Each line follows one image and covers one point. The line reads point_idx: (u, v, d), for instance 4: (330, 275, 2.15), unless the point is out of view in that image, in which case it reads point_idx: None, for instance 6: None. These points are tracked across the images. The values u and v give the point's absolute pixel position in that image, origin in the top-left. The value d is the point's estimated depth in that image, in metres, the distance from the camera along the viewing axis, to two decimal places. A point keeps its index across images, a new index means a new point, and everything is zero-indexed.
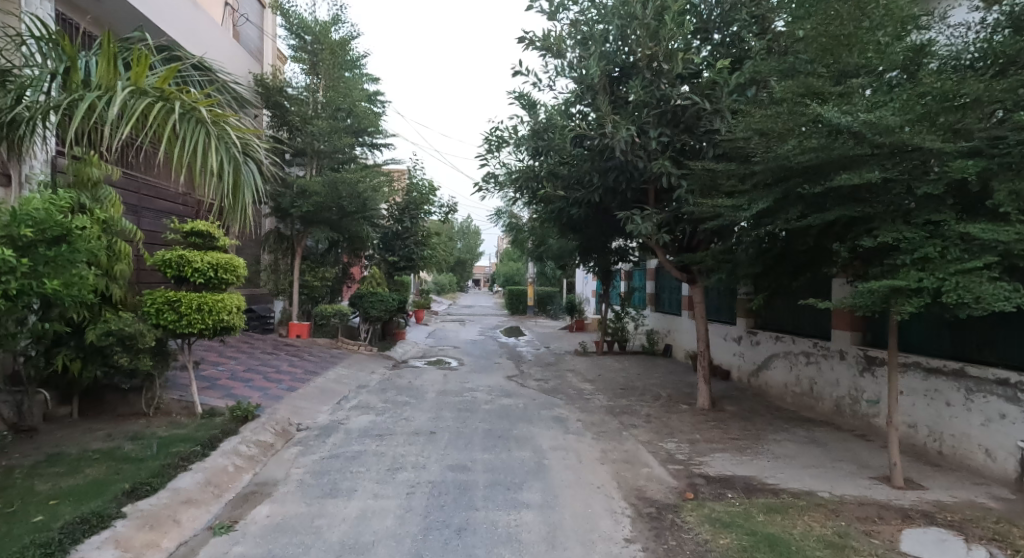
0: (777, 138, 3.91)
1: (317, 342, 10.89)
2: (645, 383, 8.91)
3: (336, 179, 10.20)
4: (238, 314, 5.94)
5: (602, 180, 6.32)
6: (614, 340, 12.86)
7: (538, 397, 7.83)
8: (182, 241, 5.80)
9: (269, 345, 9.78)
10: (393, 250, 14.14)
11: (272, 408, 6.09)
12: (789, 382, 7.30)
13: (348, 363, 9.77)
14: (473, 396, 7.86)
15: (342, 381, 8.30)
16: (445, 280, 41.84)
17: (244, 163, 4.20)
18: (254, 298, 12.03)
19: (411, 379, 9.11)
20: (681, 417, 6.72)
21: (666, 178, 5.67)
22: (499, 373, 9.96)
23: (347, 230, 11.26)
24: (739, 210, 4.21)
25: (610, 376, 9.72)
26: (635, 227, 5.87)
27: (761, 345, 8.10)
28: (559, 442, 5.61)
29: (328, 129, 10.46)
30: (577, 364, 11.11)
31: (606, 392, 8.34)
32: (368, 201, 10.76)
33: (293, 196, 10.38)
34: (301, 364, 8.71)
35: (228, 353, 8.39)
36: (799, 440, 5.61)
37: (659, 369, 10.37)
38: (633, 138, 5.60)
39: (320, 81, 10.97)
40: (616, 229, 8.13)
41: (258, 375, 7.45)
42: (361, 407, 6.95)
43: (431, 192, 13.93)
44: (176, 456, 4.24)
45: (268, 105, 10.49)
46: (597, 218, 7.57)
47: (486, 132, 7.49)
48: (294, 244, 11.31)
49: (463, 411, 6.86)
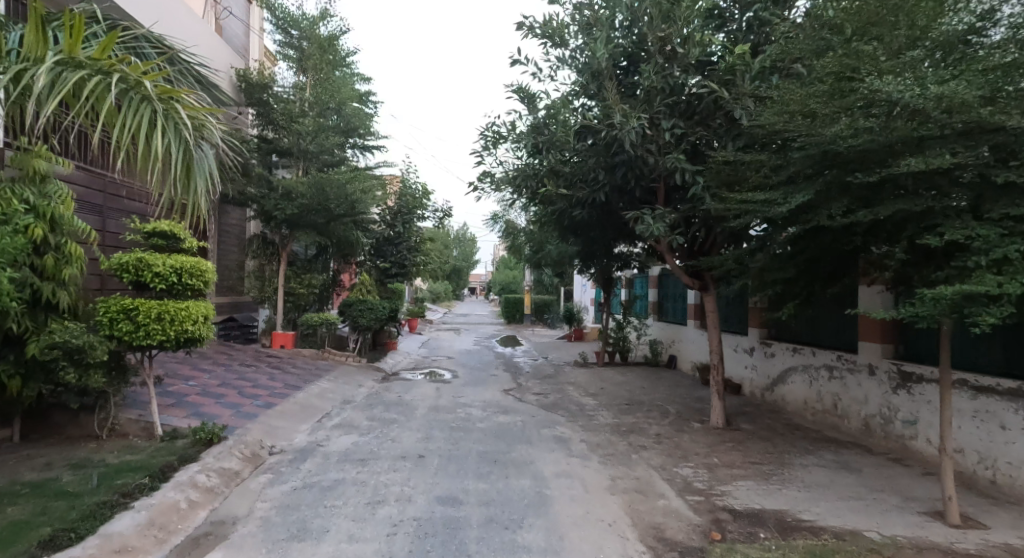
0: (820, 120, 3.38)
1: (302, 353, 10.27)
2: (651, 398, 8.34)
3: (321, 179, 9.64)
4: (206, 324, 5.35)
5: (609, 177, 5.80)
6: (615, 350, 12.31)
7: (537, 414, 7.23)
8: (144, 242, 5.22)
9: (248, 357, 9.14)
10: (385, 256, 13.55)
11: (243, 428, 5.48)
12: (809, 398, 6.76)
13: (334, 376, 9.15)
14: (467, 413, 7.25)
15: (326, 396, 7.69)
16: (439, 288, 40.89)
17: (198, 146, 3.58)
18: (236, 306, 11.38)
19: (400, 394, 8.50)
20: (694, 437, 6.14)
21: (680, 174, 5.18)
22: (495, 387, 9.36)
23: (335, 234, 10.69)
24: (773, 204, 3.64)
25: (614, 390, 9.13)
26: (646, 228, 5.33)
27: (777, 357, 7.58)
28: (563, 468, 5.02)
29: (314, 127, 9.93)
30: (578, 377, 10.52)
31: (611, 408, 7.76)
32: (357, 203, 10.20)
33: (278, 198, 9.81)
34: (282, 378, 8.10)
35: (203, 366, 7.76)
36: (828, 465, 5.05)
37: (665, 382, 9.81)
38: (644, 130, 5.12)
39: (308, 78, 10.45)
40: (620, 233, 7.62)
41: (233, 391, 6.83)
42: (344, 426, 6.34)
43: (425, 196, 13.38)
44: (117, 491, 3.62)
45: (251, 101, 9.94)
46: (602, 221, 7.04)
47: (481, 128, 6.97)
48: (279, 249, 10.71)
49: (456, 431, 6.26)
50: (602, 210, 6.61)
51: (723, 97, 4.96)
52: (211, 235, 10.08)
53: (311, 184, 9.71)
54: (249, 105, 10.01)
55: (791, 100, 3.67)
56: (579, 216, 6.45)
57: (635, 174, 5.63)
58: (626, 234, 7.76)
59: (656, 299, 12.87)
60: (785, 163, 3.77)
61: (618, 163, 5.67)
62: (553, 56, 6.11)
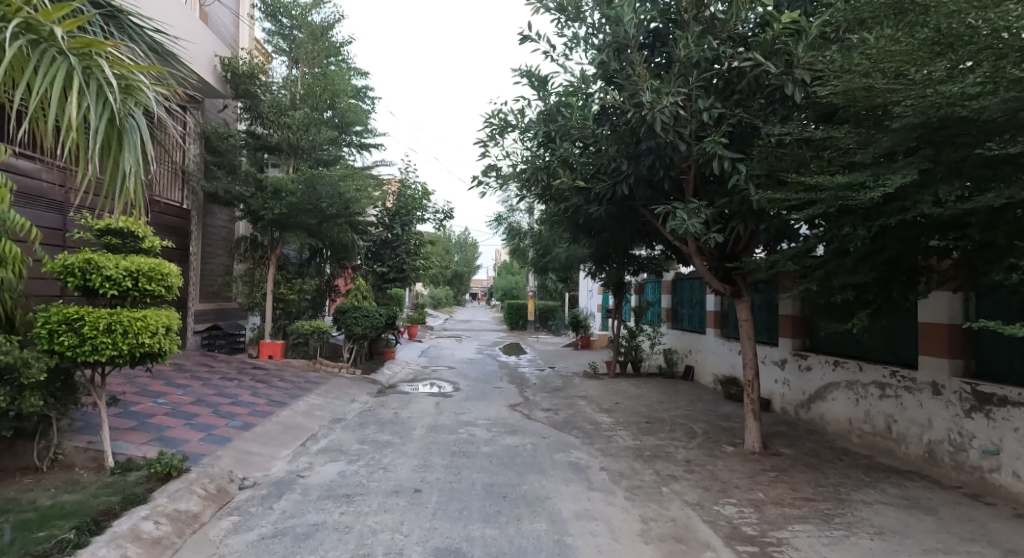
0: (932, 79, 2.66)
1: (291, 364, 9.52)
2: (672, 416, 7.57)
3: (312, 176, 8.94)
4: (169, 337, 4.60)
5: (633, 167, 5.07)
6: (627, 360, 11.57)
7: (548, 436, 6.46)
8: (96, 241, 4.48)
9: (231, 369, 8.37)
10: (382, 260, 12.83)
11: (212, 456, 4.73)
12: (856, 419, 6.00)
13: (325, 390, 8.39)
14: (470, 433, 6.49)
15: (313, 414, 6.93)
16: (441, 293, 40.07)
17: (132, 114, 2.80)
18: (223, 313, 10.63)
19: (397, 410, 7.74)
20: (731, 465, 5.37)
21: (719, 161, 4.46)
22: (500, 402, 8.59)
23: (328, 235, 9.98)
24: (859, 187, 2.92)
25: (629, 405, 8.37)
26: (679, 225, 4.60)
27: (814, 371, 6.83)
28: (584, 506, 4.25)
29: (306, 121, 9.24)
30: (589, 390, 9.74)
31: (629, 427, 7.00)
32: (352, 202, 9.48)
33: (265, 196, 9.10)
34: (265, 393, 7.35)
35: (178, 381, 7.00)
36: (898, 504, 4.27)
37: (685, 396, 9.04)
38: (678, 110, 4.40)
39: (300, 69, 9.80)
40: (639, 233, 6.90)
41: (207, 410, 6.07)
42: (331, 451, 5.58)
43: (425, 196, 12.68)
44: (28, 552, 2.84)
45: (237, 93, 9.24)
46: (620, 218, 6.32)
47: (487, 115, 6.25)
48: (268, 252, 9.99)
49: (458, 457, 5.51)
50: (623, 207, 5.88)
51: (769, 72, 4.25)
52: (194, 237, 9.34)
53: (302, 182, 9.02)
54: (236, 97, 9.34)
55: (872, 62, 2.95)
56: (598, 213, 5.72)
57: (665, 164, 4.91)
58: (645, 235, 7.04)
59: (670, 305, 12.14)
60: (873, 138, 3.05)
61: (643, 152, 4.95)
62: (567, 32, 5.42)
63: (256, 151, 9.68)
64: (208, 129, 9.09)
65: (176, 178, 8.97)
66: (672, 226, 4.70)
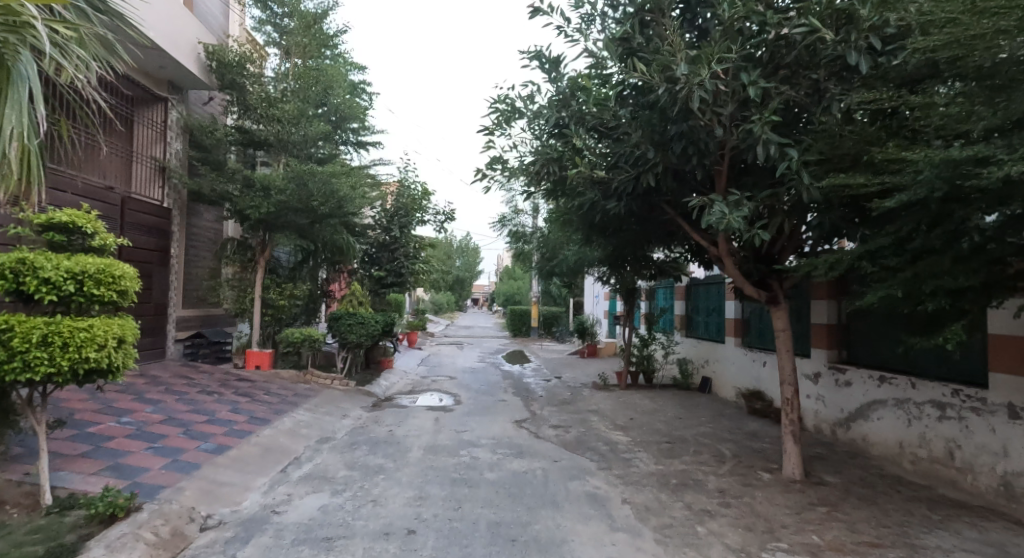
0: None
1: (279, 376, 8.85)
2: (694, 435, 6.85)
3: (301, 171, 8.29)
4: (121, 351, 3.91)
5: (661, 154, 4.41)
6: (639, 370, 10.91)
7: (560, 459, 5.76)
8: (38, 239, 3.84)
9: (213, 381, 7.70)
10: (380, 263, 12.18)
11: (173, 489, 4.05)
12: (908, 443, 5.30)
13: (314, 404, 7.71)
14: (472, 456, 5.80)
15: (299, 434, 6.24)
16: (442, 299, 39.43)
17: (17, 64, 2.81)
18: (209, 319, 9.96)
19: (391, 428, 7.05)
20: (772, 497, 4.66)
21: (766, 145, 3.81)
22: (504, 417, 7.89)
23: (320, 237, 9.34)
24: (985, 161, 2.27)
25: (646, 422, 7.66)
26: (717, 220, 3.95)
27: (855, 387, 6.14)
28: (609, 554, 3.55)
29: (297, 114, 8.62)
30: (601, 404, 9.02)
31: (649, 448, 6.29)
32: (345, 201, 8.85)
33: (252, 194, 8.47)
34: (247, 410, 6.65)
35: (149, 396, 6.32)
36: (985, 552, 3.56)
37: (705, 411, 8.34)
38: (719, 84, 3.76)
39: (291, 60, 9.19)
40: (660, 232, 6.25)
41: (176, 431, 5.38)
42: (314, 479, 4.90)
43: (425, 197, 12.05)
44: None
45: (223, 84, 8.62)
46: (640, 215, 5.67)
47: (492, 99, 5.60)
48: (257, 255, 9.36)
49: (459, 486, 4.82)
50: (646, 202, 5.24)
51: (825, 40, 3.62)
52: (176, 238, 8.68)
53: (291, 177, 8.38)
54: (223, 88, 8.72)
55: (975, 12, 2.37)
56: (617, 209, 5.07)
57: (700, 152, 4.25)
58: (667, 234, 6.39)
59: (685, 312, 11.49)
60: (996, 102, 2.40)
61: (674, 137, 4.31)
62: (584, 4, 4.81)
63: (244, 146, 9.04)
64: (191, 122, 8.45)
65: (156, 174, 8.32)
66: (709, 221, 4.04)
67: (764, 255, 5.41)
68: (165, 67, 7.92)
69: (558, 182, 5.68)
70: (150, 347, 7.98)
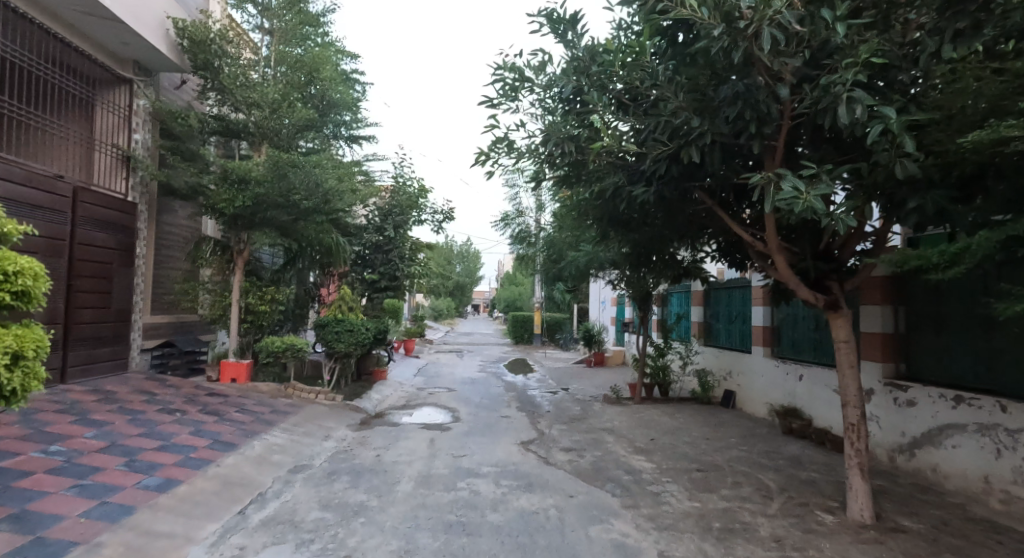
0: None
1: (257, 389, 7.96)
2: (729, 462, 5.93)
3: (282, 161, 7.45)
4: (17, 373, 2.85)
5: (708, 122, 3.56)
6: (654, 383, 10.04)
7: (577, 494, 4.84)
8: None
9: (178, 397, 6.80)
10: (373, 266, 11.22)
11: (83, 548, 3.12)
12: (998, 478, 4.37)
13: (293, 423, 6.80)
14: (472, 490, 4.87)
15: (268, 461, 5.33)
16: (442, 305, 38.53)
17: None
18: (184, 327, 9.06)
19: (379, 452, 6.14)
20: (845, 550, 3.73)
21: (854, 103, 2.96)
22: (508, 438, 6.98)
23: (304, 236, 8.48)
24: None
25: (670, 445, 6.74)
26: (790, 201, 3.05)
27: (921, 407, 5.23)
28: None
29: (278, 98, 7.79)
30: (616, 421, 8.11)
31: (678, 479, 5.37)
32: (332, 195, 8.02)
33: (227, 187, 7.61)
34: (211, 432, 5.74)
35: (95, 417, 5.40)
36: None
37: (734, 430, 7.43)
38: (791, 24, 2.92)
39: (273, 40, 8.37)
40: (691, 226, 5.39)
41: (116, 462, 4.47)
42: (277, 524, 3.98)
43: (421, 194, 11.23)
44: None
45: (195, 64, 7.76)
46: (671, 203, 4.82)
47: (497, 65, 4.74)
48: (234, 255, 8.48)
49: (456, 534, 3.89)
50: (677, 189, 4.53)
51: None
52: (144, 236, 7.80)
53: (269, 166, 7.54)
54: (195, 69, 7.85)
55: None
56: (646, 195, 4.36)
57: (758, 119, 3.40)
58: (699, 228, 5.54)
59: (703, 319, 10.61)
60: None
61: (725, 99, 3.47)
62: None
63: (220, 135, 8.19)
64: (160, 107, 7.59)
65: (120, 164, 7.44)
66: (774, 204, 3.16)
67: (822, 252, 4.54)
68: (128, 44, 7.08)
69: (574, 164, 4.91)
70: (110, 358, 7.07)
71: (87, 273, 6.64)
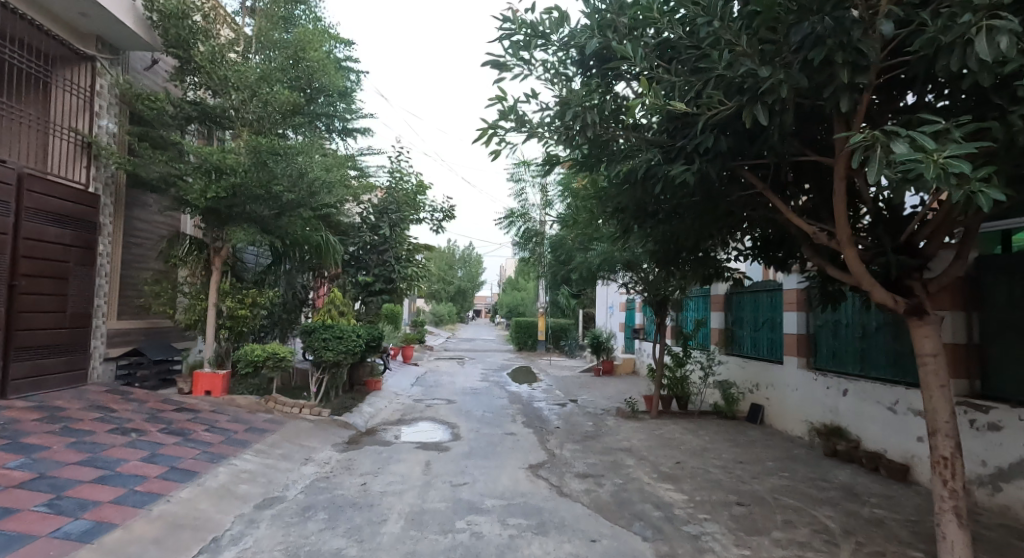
0: None
1: (233, 404, 7.13)
2: (772, 494, 5.08)
3: (263, 148, 6.68)
4: None
5: (780, 71, 2.75)
6: (671, 396, 9.22)
7: (600, 538, 4.00)
8: None
9: (139, 413, 5.98)
10: (367, 267, 10.39)
11: None
12: None
13: (270, 444, 5.97)
14: (474, 533, 4.02)
15: (232, 494, 4.49)
16: (444, 311, 37.60)
17: None
18: (157, 334, 8.25)
19: (365, 479, 5.29)
20: None
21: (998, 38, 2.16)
22: (514, 461, 6.14)
23: (289, 233, 7.69)
24: None
25: (700, 470, 5.89)
26: (908, 166, 2.24)
27: (1009, 433, 4.37)
28: None
29: (258, 78, 7.02)
30: (634, 440, 7.26)
31: (718, 516, 4.52)
32: (319, 187, 7.24)
33: (199, 177, 6.81)
34: (168, 458, 4.91)
35: (28, 441, 4.58)
36: None
37: (770, 452, 6.57)
38: None
39: (255, 16, 7.60)
40: (732, 216, 4.60)
41: (36, 501, 3.64)
42: None
43: (420, 190, 10.49)
44: None
45: (167, 41, 6.99)
46: (714, 187, 4.03)
47: (505, 17, 3.95)
48: (211, 255, 7.68)
49: None
50: (723, 169, 3.76)
51: None
52: (108, 232, 7.02)
53: (247, 152, 6.74)
54: (167, 47, 7.09)
55: None
56: (688, 173, 3.58)
57: (851, 65, 2.59)
58: (740, 220, 4.77)
59: (724, 326, 9.79)
60: None
61: (804, 41, 2.67)
62: None
63: (196, 122, 7.43)
64: (127, 89, 6.81)
65: (80, 152, 6.66)
66: (885, 171, 2.33)
67: (901, 246, 3.72)
68: (87, 15, 6.31)
69: (598, 141, 4.12)
70: (65, 368, 6.27)
71: (35, 271, 5.84)
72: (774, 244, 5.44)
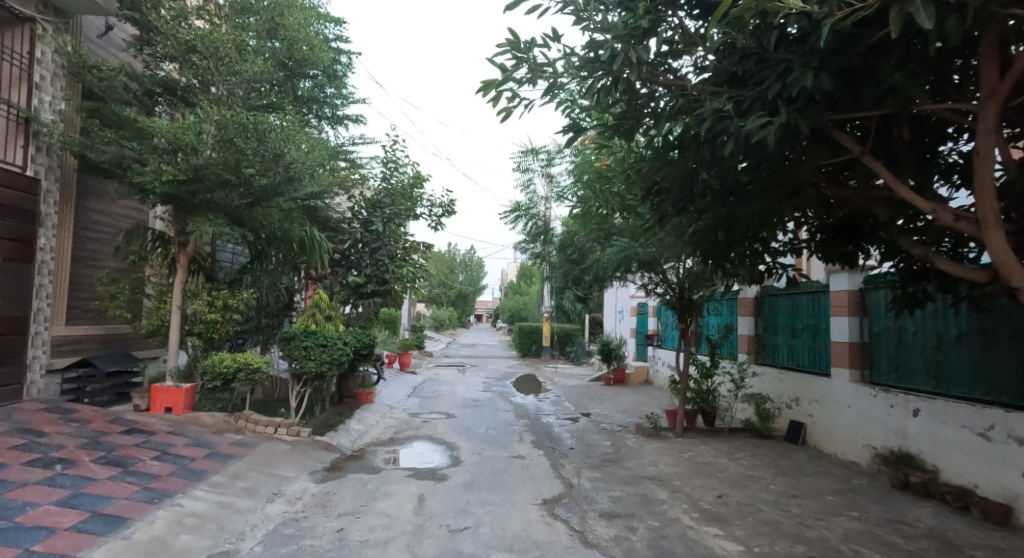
0: None
1: (195, 424, 6.13)
2: (850, 544, 4.05)
3: (232, 123, 5.76)
4: None
5: None
6: (698, 411, 8.19)
7: None
8: None
9: (75, 437, 4.99)
10: (358, 267, 9.40)
11: None
12: None
13: (231, 475, 4.97)
14: None
15: (164, 550, 3.47)
16: (444, 315, 36.51)
17: None
18: (116, 341, 7.27)
19: (340, 522, 4.29)
20: None
21: None
22: (524, 495, 5.13)
23: (265, 226, 6.72)
24: None
25: (749, 508, 4.87)
26: None
27: None
28: None
29: (227, 44, 6.09)
30: (661, 466, 6.23)
31: None
32: (298, 171, 6.29)
33: (156, 158, 5.83)
34: (93, 499, 3.89)
35: None
36: None
37: (827, 484, 5.53)
38: None
39: None
40: (804, 197, 3.65)
41: None
42: None
43: (417, 182, 9.54)
44: None
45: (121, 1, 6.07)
46: (790, 150, 3.08)
47: None
48: (176, 250, 6.70)
49: None
50: (815, 123, 2.80)
51: None
52: (53, 223, 6.07)
53: (214, 130, 5.82)
54: (124, 10, 6.17)
55: None
56: (771, 124, 2.64)
57: None
58: (809, 203, 3.84)
59: (754, 333, 8.80)
60: None
61: None
62: None
63: (159, 98, 6.50)
64: (74, 56, 5.89)
65: (16, 128, 5.71)
66: None
67: None
68: None
69: (638, 93, 3.22)
70: None
71: None
72: (840, 235, 4.53)
